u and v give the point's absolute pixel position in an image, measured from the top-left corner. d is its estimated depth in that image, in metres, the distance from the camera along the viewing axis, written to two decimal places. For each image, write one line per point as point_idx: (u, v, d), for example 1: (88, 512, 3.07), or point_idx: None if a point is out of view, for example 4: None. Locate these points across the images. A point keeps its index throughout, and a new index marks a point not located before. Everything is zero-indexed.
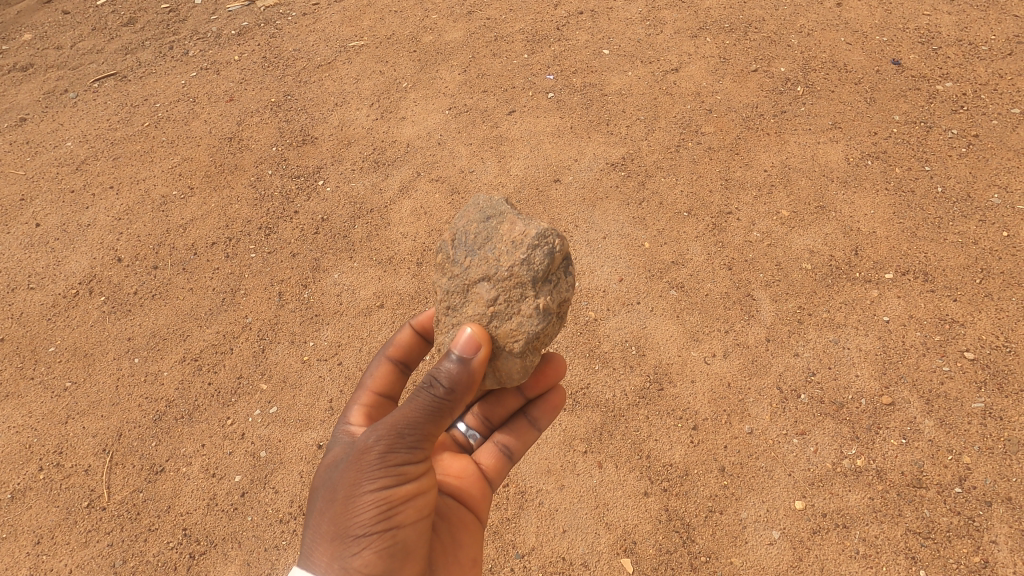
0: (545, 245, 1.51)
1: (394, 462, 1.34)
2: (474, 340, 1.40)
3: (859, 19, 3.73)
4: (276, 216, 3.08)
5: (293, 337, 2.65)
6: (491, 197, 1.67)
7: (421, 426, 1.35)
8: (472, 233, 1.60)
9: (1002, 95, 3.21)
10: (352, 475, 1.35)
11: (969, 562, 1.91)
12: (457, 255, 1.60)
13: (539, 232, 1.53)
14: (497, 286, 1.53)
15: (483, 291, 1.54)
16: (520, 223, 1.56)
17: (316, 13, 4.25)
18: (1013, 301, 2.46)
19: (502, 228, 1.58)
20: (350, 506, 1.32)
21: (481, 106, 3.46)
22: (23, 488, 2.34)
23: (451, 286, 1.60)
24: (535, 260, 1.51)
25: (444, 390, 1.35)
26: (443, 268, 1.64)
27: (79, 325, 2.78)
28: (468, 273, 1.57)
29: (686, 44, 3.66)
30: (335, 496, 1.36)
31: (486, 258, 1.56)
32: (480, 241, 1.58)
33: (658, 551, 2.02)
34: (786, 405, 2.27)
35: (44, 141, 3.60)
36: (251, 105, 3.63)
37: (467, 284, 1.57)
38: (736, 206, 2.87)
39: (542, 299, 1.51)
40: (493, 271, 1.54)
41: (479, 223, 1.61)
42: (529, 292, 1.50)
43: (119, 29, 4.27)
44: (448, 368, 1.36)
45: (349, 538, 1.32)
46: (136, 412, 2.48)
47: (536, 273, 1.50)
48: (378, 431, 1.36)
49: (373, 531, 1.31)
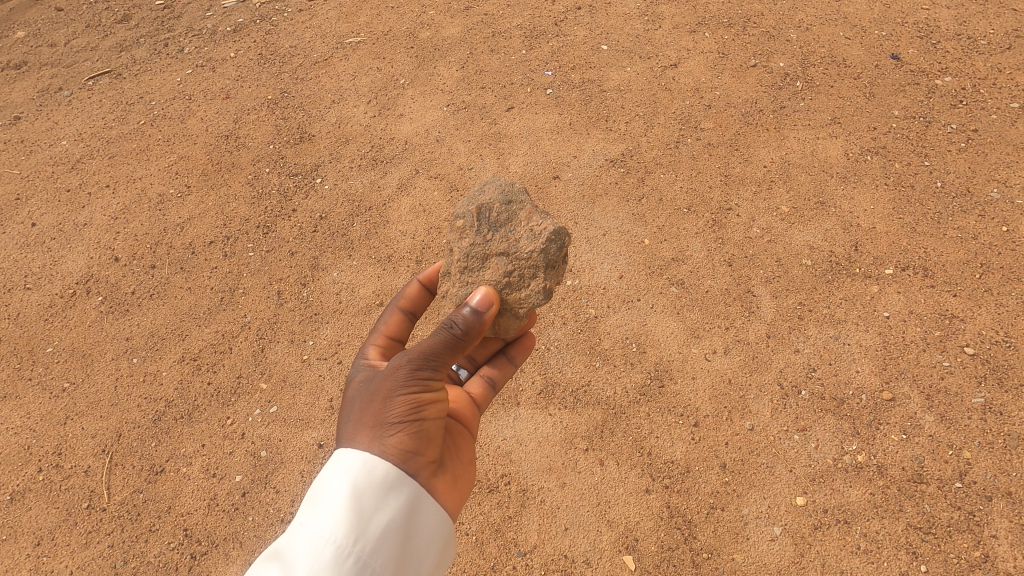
0: (560, 240, 1.62)
1: (421, 376, 1.37)
2: (486, 298, 1.47)
3: (857, 13, 3.72)
4: (274, 214, 3.06)
5: (292, 336, 2.64)
6: (514, 182, 1.76)
7: (444, 353, 1.39)
8: (495, 212, 1.69)
9: (1001, 90, 3.20)
10: (386, 379, 1.38)
11: (969, 557, 1.92)
12: (479, 227, 1.68)
13: (557, 226, 1.63)
14: (513, 262, 1.61)
15: (500, 263, 1.62)
16: (538, 215, 1.66)
17: (312, 9, 4.22)
18: (1013, 296, 2.46)
19: (522, 214, 1.67)
20: (384, 400, 1.34)
21: (479, 102, 3.44)
22: (22, 490, 2.33)
23: (469, 251, 1.66)
24: (551, 250, 1.60)
25: (461, 330, 1.40)
26: (461, 233, 1.69)
27: (77, 325, 2.77)
28: (488, 245, 1.65)
29: (685, 40, 3.65)
30: (369, 399, 1.37)
31: (506, 237, 1.64)
32: (502, 221, 1.67)
33: (660, 549, 2.02)
34: (787, 402, 2.27)
35: (38, 140, 3.57)
36: (247, 103, 3.61)
37: (486, 254, 1.65)
38: (735, 203, 2.86)
39: (550, 281, 1.60)
40: (512, 248, 1.62)
41: (501, 205, 1.69)
42: (540, 273, 1.59)
43: (113, 26, 4.24)
44: (464, 314, 1.43)
45: (383, 425, 1.31)
46: (135, 412, 2.48)
47: (550, 260, 1.60)
48: (406, 353, 1.39)
49: (406, 420, 1.33)
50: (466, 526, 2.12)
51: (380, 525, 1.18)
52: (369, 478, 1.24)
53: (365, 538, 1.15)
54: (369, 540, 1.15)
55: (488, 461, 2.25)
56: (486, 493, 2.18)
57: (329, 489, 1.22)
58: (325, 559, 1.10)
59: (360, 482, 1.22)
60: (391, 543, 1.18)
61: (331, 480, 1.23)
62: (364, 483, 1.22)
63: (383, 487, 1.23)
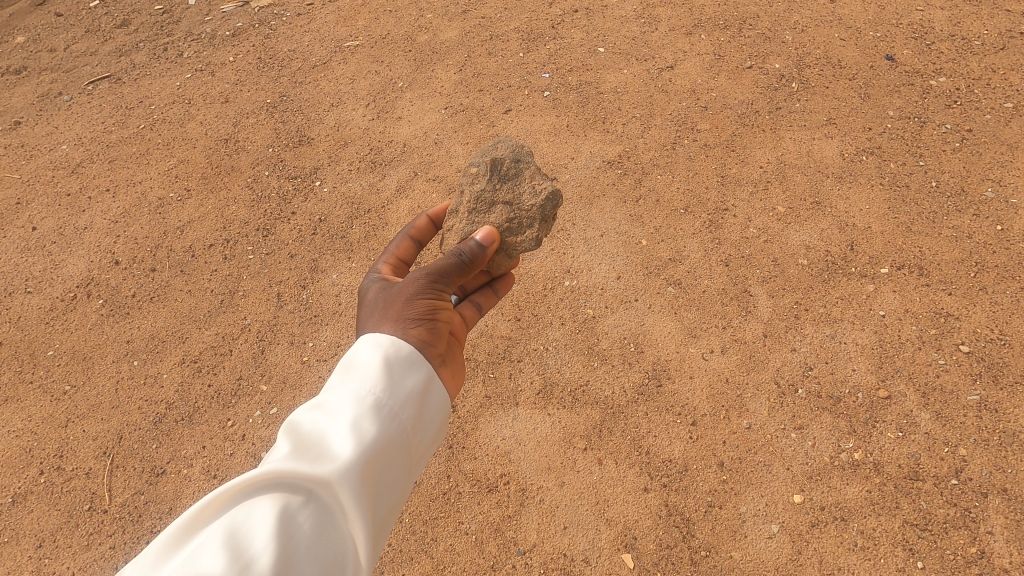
0: (555, 200, 1.91)
1: (436, 287, 1.55)
2: (490, 233, 1.75)
3: (852, 15, 3.75)
4: (273, 217, 3.08)
5: (292, 338, 2.65)
6: (523, 145, 2.06)
7: (454, 273, 1.62)
8: (505, 166, 1.97)
9: (995, 90, 3.23)
10: (404, 287, 1.53)
11: (965, 553, 1.93)
12: (490, 176, 1.96)
13: (554, 189, 1.93)
14: (515, 210, 1.89)
15: (504, 210, 1.89)
16: (540, 176, 1.95)
17: (310, 13, 4.24)
18: (1007, 294, 2.48)
19: (526, 173, 1.96)
20: (405, 301, 1.48)
21: (477, 105, 3.46)
22: (23, 492, 2.34)
23: (479, 195, 1.93)
24: (546, 207, 1.90)
25: (467, 258, 1.66)
26: (474, 180, 1.97)
27: (77, 329, 2.78)
28: (496, 193, 1.93)
29: (681, 42, 3.67)
30: (390, 300, 1.50)
31: (511, 190, 1.93)
32: (510, 175, 1.96)
33: (658, 546, 2.04)
34: (784, 400, 2.29)
35: (39, 144, 3.59)
36: (246, 107, 3.63)
37: (492, 201, 1.92)
38: (732, 203, 2.88)
39: (541, 233, 1.89)
40: (515, 200, 1.91)
41: (511, 161, 1.98)
42: (535, 224, 1.88)
43: (112, 31, 4.26)
44: (470, 247, 1.69)
45: (405, 318, 1.43)
46: (136, 415, 2.49)
47: (545, 215, 1.89)
48: (422, 269, 1.58)
49: (423, 317, 1.46)
50: (466, 525, 2.14)
51: (408, 388, 1.24)
52: (397, 348, 1.29)
53: (394, 395, 1.21)
54: (398, 398, 1.21)
55: (488, 461, 2.26)
56: (486, 493, 2.20)
57: (359, 357, 1.28)
58: (361, 407, 1.16)
59: (389, 351, 1.28)
60: (418, 405, 1.24)
61: (363, 351, 1.29)
62: (394, 357, 1.27)
63: (409, 360, 1.28)
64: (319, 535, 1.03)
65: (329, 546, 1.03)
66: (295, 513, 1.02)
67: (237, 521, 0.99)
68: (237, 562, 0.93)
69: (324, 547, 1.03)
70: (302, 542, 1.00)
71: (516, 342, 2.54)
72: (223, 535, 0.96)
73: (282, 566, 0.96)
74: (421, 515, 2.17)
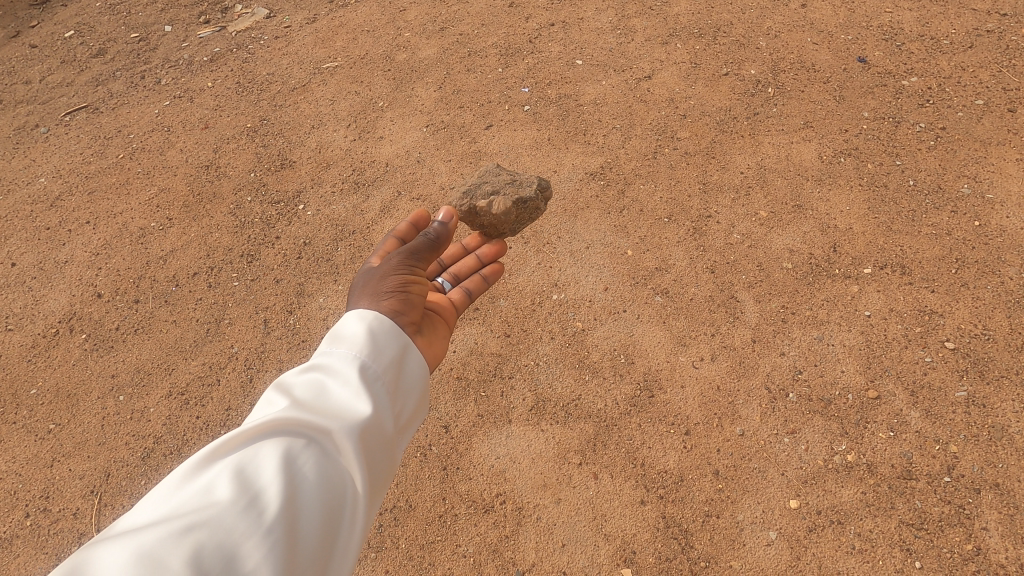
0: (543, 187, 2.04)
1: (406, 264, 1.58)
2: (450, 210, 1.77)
3: (824, 19, 3.80)
4: (258, 242, 3.06)
5: (280, 364, 2.63)
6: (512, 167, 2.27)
7: (424, 251, 1.66)
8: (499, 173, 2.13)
9: (965, 88, 3.29)
10: (381, 269, 1.58)
11: (961, 551, 1.94)
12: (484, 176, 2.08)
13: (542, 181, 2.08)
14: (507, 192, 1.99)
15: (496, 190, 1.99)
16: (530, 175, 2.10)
17: (288, 35, 4.24)
18: (989, 289, 2.51)
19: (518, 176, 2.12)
20: (380, 279, 1.52)
21: (458, 122, 3.47)
22: (9, 537, 2.29)
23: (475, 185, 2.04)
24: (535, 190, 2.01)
25: (435, 236, 1.70)
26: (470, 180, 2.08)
27: (60, 365, 2.74)
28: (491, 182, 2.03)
29: (658, 52, 3.71)
30: (367, 280, 1.55)
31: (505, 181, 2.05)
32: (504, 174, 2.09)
33: (658, 559, 2.03)
34: (775, 405, 2.29)
35: (16, 179, 3.55)
36: (226, 132, 3.61)
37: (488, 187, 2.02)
38: (714, 210, 2.90)
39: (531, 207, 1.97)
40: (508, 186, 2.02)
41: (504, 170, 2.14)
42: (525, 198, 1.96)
43: (88, 61, 4.24)
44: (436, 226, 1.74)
45: (377, 293, 1.47)
46: (123, 450, 2.45)
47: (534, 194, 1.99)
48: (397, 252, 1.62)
49: (396, 291, 1.49)
50: (463, 547, 2.12)
51: (390, 356, 1.27)
52: (379, 321, 1.33)
53: (378, 360, 1.25)
54: (382, 363, 1.25)
55: (483, 481, 2.25)
56: (482, 513, 2.18)
57: (344, 330, 1.31)
58: (350, 367, 1.20)
59: (372, 322, 1.31)
60: (399, 373, 1.28)
61: (347, 326, 1.31)
62: (378, 329, 1.30)
63: (388, 332, 1.31)
64: (320, 478, 1.05)
65: (331, 488, 1.05)
66: (297, 455, 1.05)
67: (243, 461, 1.01)
68: (245, 495, 0.96)
69: (328, 489, 1.05)
70: (305, 482, 1.02)
71: (506, 359, 2.53)
72: (232, 472, 0.99)
73: (289, 501, 0.98)
74: (417, 540, 2.14)
